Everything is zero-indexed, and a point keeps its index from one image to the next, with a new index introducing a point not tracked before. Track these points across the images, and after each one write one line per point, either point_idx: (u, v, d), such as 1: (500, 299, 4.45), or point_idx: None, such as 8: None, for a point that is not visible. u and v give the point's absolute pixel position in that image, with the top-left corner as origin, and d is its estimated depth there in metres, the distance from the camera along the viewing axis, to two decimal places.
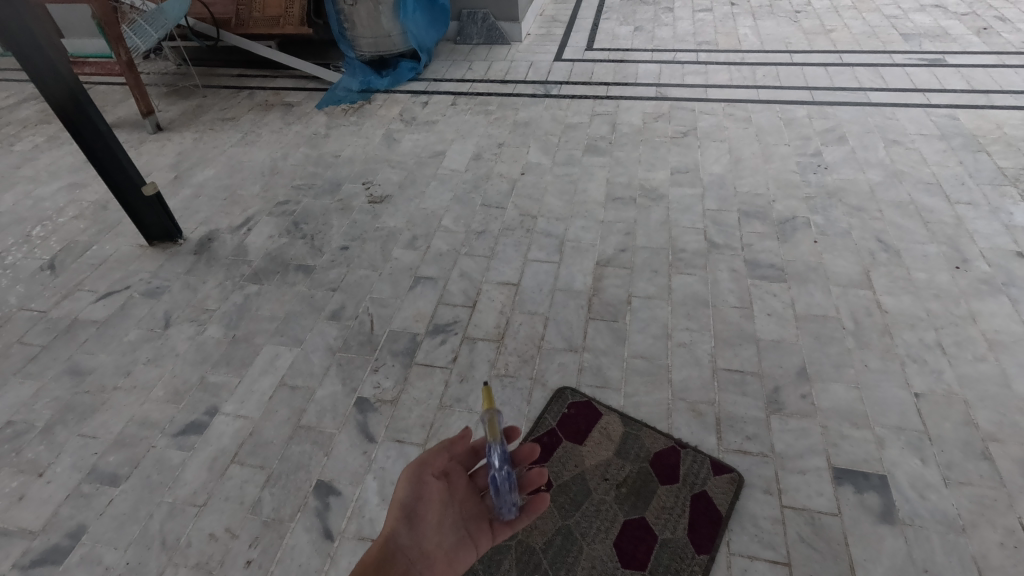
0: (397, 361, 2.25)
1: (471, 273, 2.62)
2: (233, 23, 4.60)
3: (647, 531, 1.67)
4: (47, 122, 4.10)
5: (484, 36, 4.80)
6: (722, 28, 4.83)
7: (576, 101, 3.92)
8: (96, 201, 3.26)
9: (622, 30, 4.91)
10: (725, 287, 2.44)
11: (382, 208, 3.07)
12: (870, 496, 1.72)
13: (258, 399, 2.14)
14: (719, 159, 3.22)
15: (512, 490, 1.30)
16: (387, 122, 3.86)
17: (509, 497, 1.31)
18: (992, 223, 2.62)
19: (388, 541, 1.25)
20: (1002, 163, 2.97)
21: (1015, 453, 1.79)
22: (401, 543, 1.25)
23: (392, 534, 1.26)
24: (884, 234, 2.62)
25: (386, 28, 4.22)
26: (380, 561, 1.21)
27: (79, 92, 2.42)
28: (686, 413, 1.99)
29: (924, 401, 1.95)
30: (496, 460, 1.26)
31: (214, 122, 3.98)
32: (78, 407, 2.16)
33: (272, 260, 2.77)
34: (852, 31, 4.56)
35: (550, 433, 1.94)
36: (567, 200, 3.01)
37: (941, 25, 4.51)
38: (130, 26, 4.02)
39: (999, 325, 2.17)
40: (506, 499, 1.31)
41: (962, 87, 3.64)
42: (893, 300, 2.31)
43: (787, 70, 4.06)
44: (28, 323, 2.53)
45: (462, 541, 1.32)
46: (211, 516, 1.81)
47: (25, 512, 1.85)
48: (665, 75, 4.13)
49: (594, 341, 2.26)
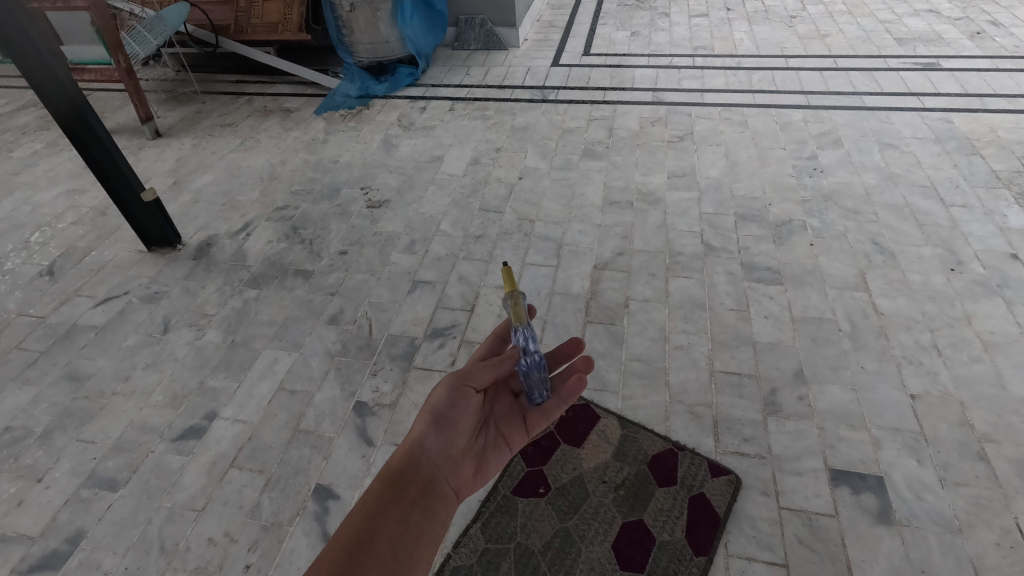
0: (395, 365, 2.26)
1: (469, 277, 2.63)
2: (232, 30, 4.62)
3: (646, 532, 1.68)
4: (46, 129, 4.11)
5: (481, 42, 4.84)
6: (717, 33, 4.87)
7: (573, 106, 3.94)
8: (95, 207, 3.27)
9: (619, 36, 4.95)
10: (722, 290, 2.45)
11: (380, 213, 3.08)
12: (867, 497, 1.73)
13: (257, 404, 2.14)
14: (716, 163, 3.24)
15: (543, 375, 1.30)
16: (385, 127, 3.88)
17: (541, 385, 1.31)
18: (986, 226, 2.64)
19: (416, 444, 1.09)
20: (996, 166, 3.00)
21: (1011, 454, 1.80)
22: (429, 449, 1.10)
23: (420, 438, 1.10)
24: (879, 237, 2.64)
25: (384, 34, 4.25)
26: (407, 465, 1.06)
27: (78, 98, 2.44)
28: (684, 415, 1.99)
29: (920, 402, 1.96)
30: (523, 343, 1.28)
31: (213, 128, 4.00)
32: (77, 412, 2.16)
33: (271, 265, 2.78)
34: (846, 36, 4.59)
35: (548, 436, 1.95)
36: (565, 204, 3.03)
37: (935, 29, 4.55)
38: (129, 33, 4.04)
39: (995, 326, 2.18)
40: (538, 383, 1.30)
41: (955, 91, 3.67)
42: (888, 302, 2.32)
43: (782, 74, 4.09)
44: (28, 328, 2.54)
45: (490, 447, 1.22)
46: (210, 520, 1.81)
47: (24, 518, 1.85)
48: (661, 80, 4.16)
49: (591, 344, 2.27)
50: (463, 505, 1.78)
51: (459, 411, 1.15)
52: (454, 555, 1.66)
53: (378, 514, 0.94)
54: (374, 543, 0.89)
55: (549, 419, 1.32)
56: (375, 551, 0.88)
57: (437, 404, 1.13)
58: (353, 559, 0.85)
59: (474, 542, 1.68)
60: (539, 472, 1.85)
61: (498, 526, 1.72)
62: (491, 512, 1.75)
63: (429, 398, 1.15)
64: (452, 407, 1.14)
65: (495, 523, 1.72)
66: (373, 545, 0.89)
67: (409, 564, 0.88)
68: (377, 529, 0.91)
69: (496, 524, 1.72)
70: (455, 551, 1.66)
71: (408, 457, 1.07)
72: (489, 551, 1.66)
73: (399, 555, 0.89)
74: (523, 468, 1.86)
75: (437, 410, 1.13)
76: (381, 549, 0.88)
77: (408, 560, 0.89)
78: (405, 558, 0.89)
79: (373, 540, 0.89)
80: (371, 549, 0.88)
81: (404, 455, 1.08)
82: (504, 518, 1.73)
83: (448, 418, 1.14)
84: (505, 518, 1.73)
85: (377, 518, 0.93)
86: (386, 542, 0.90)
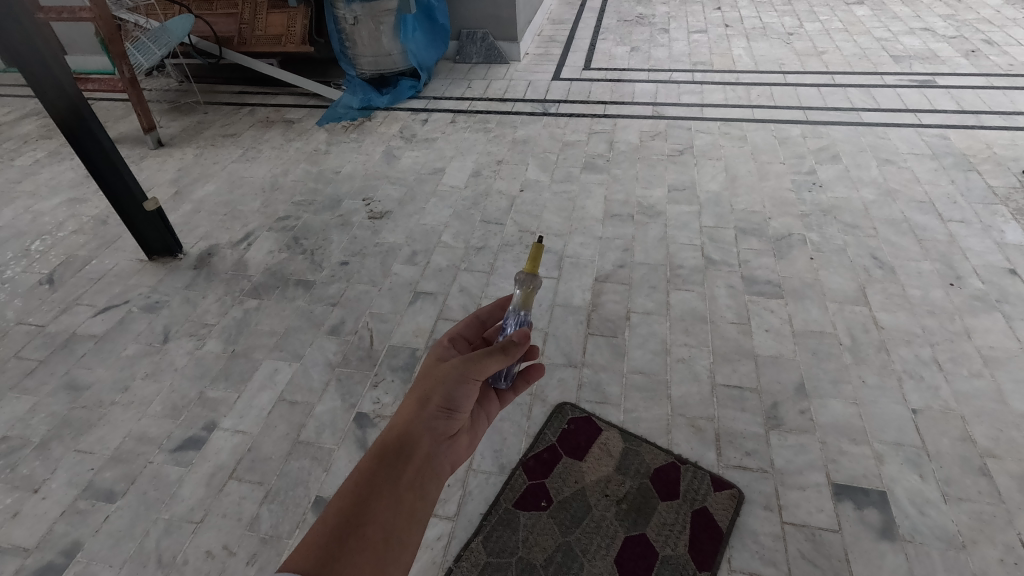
0: (396, 376, 2.25)
1: (470, 288, 2.64)
2: (236, 41, 4.65)
3: (648, 547, 1.66)
4: (49, 137, 4.12)
5: (483, 55, 4.89)
6: (716, 49, 4.93)
7: (574, 119, 3.98)
8: (97, 216, 3.27)
9: (619, 51, 5.01)
10: (723, 303, 2.46)
11: (382, 224, 3.09)
12: (870, 512, 1.72)
13: (256, 414, 2.13)
14: (716, 177, 3.27)
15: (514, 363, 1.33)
16: (387, 139, 3.90)
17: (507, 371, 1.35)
18: (984, 241, 2.66)
19: (418, 419, 1.05)
20: (993, 182, 3.03)
21: (1012, 469, 1.80)
22: (429, 426, 1.06)
23: (423, 415, 1.06)
24: (879, 252, 2.66)
25: (387, 47, 4.28)
26: (406, 442, 1.01)
27: (82, 106, 2.44)
28: (685, 429, 1.99)
29: (921, 417, 1.96)
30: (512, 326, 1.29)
31: (214, 138, 4.02)
32: (75, 422, 2.14)
33: (272, 275, 2.78)
34: (843, 53, 4.66)
35: (550, 449, 1.94)
36: (566, 216, 3.04)
37: (930, 47, 4.62)
38: (133, 45, 4.08)
39: (994, 341, 2.19)
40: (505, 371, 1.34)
41: (952, 108, 3.72)
42: (889, 317, 2.33)
43: (780, 90, 4.15)
44: (26, 337, 2.53)
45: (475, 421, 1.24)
46: (209, 532, 1.79)
47: (19, 529, 1.83)
48: (661, 94, 4.21)
49: (593, 356, 2.27)
50: (466, 517, 1.77)
51: (468, 395, 1.11)
52: (455, 569, 1.64)
53: (372, 496, 0.90)
54: (367, 528, 0.85)
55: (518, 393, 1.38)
56: (368, 536, 0.84)
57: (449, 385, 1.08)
58: (343, 545, 0.81)
59: (476, 555, 1.67)
60: (541, 485, 1.84)
61: (500, 539, 1.70)
62: (492, 526, 1.74)
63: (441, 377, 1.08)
64: (462, 388, 1.09)
65: (496, 537, 1.71)
66: (365, 530, 0.85)
67: (398, 552, 0.86)
68: (369, 512, 0.87)
69: (497, 538, 1.71)
70: (456, 565, 1.65)
71: (402, 431, 1.02)
72: (490, 565, 1.64)
73: (389, 542, 0.86)
74: (525, 481, 1.85)
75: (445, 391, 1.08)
76: (372, 534, 0.85)
77: (400, 548, 0.87)
78: (394, 546, 0.86)
79: (365, 526, 0.85)
80: (362, 534, 0.84)
81: (400, 429, 1.03)
82: (506, 531, 1.72)
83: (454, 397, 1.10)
84: (506, 532, 1.72)
85: (370, 500, 0.89)
86: (378, 527, 0.86)
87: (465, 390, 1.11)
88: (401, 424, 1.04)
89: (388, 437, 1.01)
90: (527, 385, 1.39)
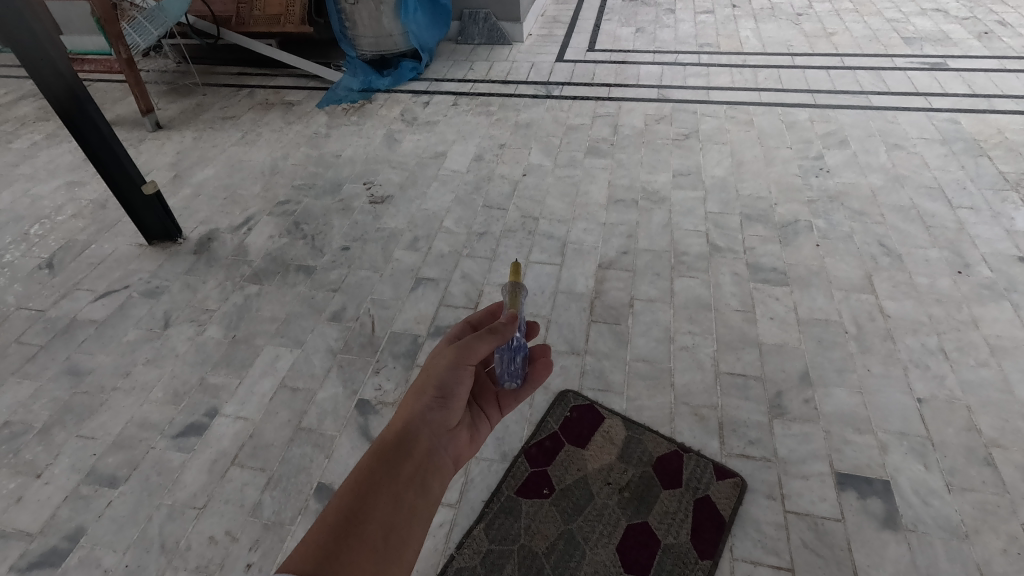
0: (397, 363, 2.24)
1: (472, 275, 2.61)
2: (234, 21, 4.60)
3: (650, 535, 1.66)
4: (46, 120, 4.07)
5: (485, 36, 4.80)
6: (723, 30, 4.83)
7: (578, 102, 3.91)
8: (96, 200, 3.24)
9: (623, 32, 4.91)
10: (727, 291, 2.44)
11: (383, 209, 3.06)
12: (873, 501, 1.72)
13: (258, 401, 2.13)
14: (722, 162, 3.23)
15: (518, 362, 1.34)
16: (388, 122, 3.85)
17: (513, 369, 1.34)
18: (994, 228, 2.62)
19: (413, 412, 1.05)
20: (1004, 168, 2.98)
21: (1017, 459, 1.79)
22: (424, 421, 1.06)
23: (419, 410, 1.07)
24: (886, 239, 2.62)
25: (387, 28, 4.20)
26: (402, 439, 1.00)
27: (80, 92, 2.41)
28: (688, 417, 1.98)
29: (926, 406, 1.95)
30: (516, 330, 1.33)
31: (213, 121, 3.97)
32: (77, 408, 2.14)
33: (272, 260, 2.76)
34: (853, 35, 4.56)
35: (552, 436, 1.93)
36: (569, 202, 3.00)
37: (942, 28, 4.52)
38: (129, 24, 4.01)
39: (1001, 330, 2.17)
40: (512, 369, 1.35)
41: (963, 92, 3.65)
42: (896, 306, 2.31)
43: (788, 72, 4.07)
44: (27, 322, 2.52)
45: (476, 420, 1.24)
46: (211, 518, 1.79)
47: (23, 514, 1.83)
48: (667, 77, 4.14)
49: (595, 344, 2.26)
50: (467, 505, 1.77)
51: (462, 383, 1.13)
52: (457, 557, 1.64)
53: (370, 494, 0.88)
54: (366, 526, 0.83)
55: (517, 403, 1.35)
56: (366, 535, 0.82)
57: (440, 376, 1.10)
58: (342, 542, 0.79)
59: (478, 543, 1.67)
60: (543, 473, 1.83)
61: (502, 528, 1.70)
62: (494, 514, 1.74)
63: (431, 367, 1.11)
64: (456, 379, 1.12)
65: (498, 525, 1.71)
66: (363, 529, 0.82)
67: (399, 549, 0.84)
68: (368, 510, 0.85)
69: (499, 526, 1.71)
70: (458, 552, 1.65)
71: (399, 429, 1.02)
72: (492, 553, 1.65)
73: (390, 539, 0.84)
74: (527, 469, 1.85)
75: (439, 381, 1.10)
76: (371, 533, 0.82)
77: (401, 544, 0.85)
78: (395, 541, 0.84)
79: (364, 523, 0.83)
80: (362, 534, 0.82)
81: (399, 425, 1.03)
82: (508, 519, 1.72)
83: (450, 389, 1.11)
84: (508, 520, 1.72)
85: (369, 498, 0.87)
86: (378, 525, 0.84)
87: (459, 383, 1.13)
88: (400, 422, 1.04)
89: (387, 434, 1.01)
90: (531, 390, 1.36)
